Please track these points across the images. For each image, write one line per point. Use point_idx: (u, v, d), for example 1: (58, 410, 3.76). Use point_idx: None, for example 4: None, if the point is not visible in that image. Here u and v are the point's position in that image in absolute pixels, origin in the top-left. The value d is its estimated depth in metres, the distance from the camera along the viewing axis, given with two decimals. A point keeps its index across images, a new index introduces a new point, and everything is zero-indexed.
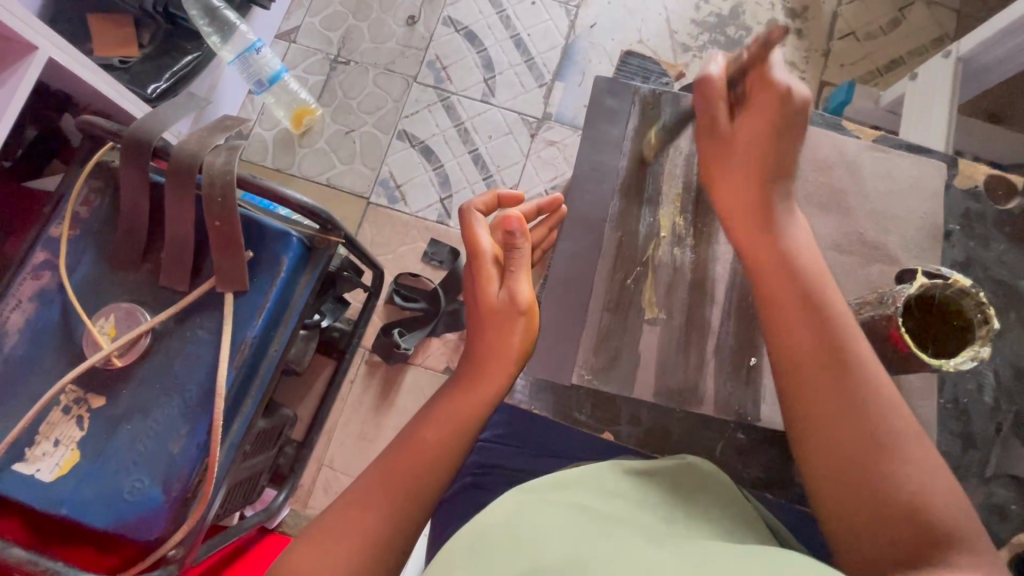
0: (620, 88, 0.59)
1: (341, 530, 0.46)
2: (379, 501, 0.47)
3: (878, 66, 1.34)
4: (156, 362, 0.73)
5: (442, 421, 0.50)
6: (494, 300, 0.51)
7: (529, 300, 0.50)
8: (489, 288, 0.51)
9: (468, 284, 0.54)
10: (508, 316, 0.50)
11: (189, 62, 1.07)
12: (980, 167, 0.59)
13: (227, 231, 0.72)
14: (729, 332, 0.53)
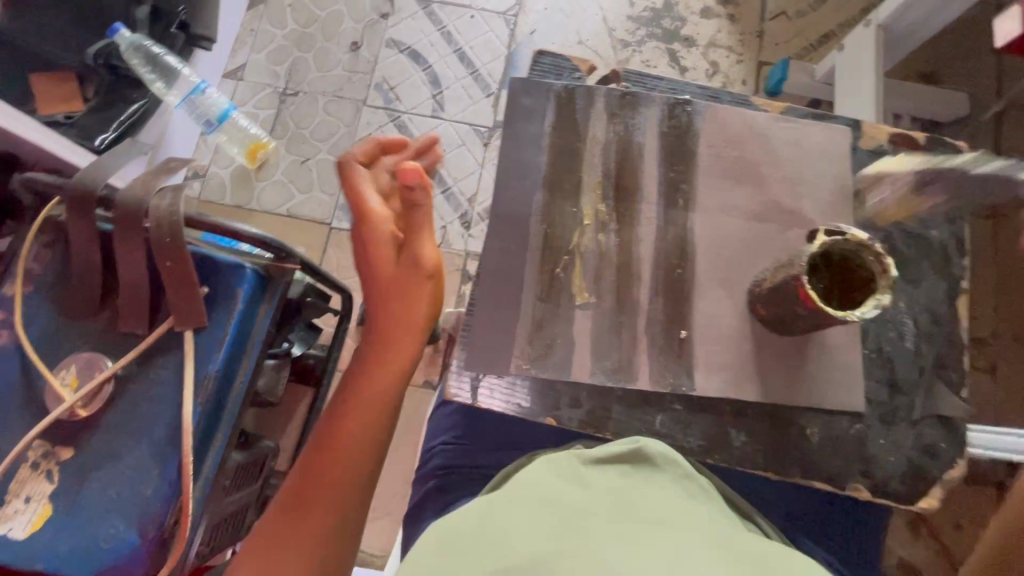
0: (534, 87, 0.62)
1: (298, 528, 0.59)
2: (323, 501, 0.60)
3: (811, 41, 1.38)
4: (120, 407, 0.73)
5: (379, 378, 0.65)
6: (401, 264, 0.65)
7: (433, 263, 0.65)
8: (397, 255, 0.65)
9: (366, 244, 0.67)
10: (418, 280, 0.65)
11: (135, 111, 1.09)
12: (883, 129, 0.63)
13: (180, 271, 0.73)
14: (659, 308, 0.55)
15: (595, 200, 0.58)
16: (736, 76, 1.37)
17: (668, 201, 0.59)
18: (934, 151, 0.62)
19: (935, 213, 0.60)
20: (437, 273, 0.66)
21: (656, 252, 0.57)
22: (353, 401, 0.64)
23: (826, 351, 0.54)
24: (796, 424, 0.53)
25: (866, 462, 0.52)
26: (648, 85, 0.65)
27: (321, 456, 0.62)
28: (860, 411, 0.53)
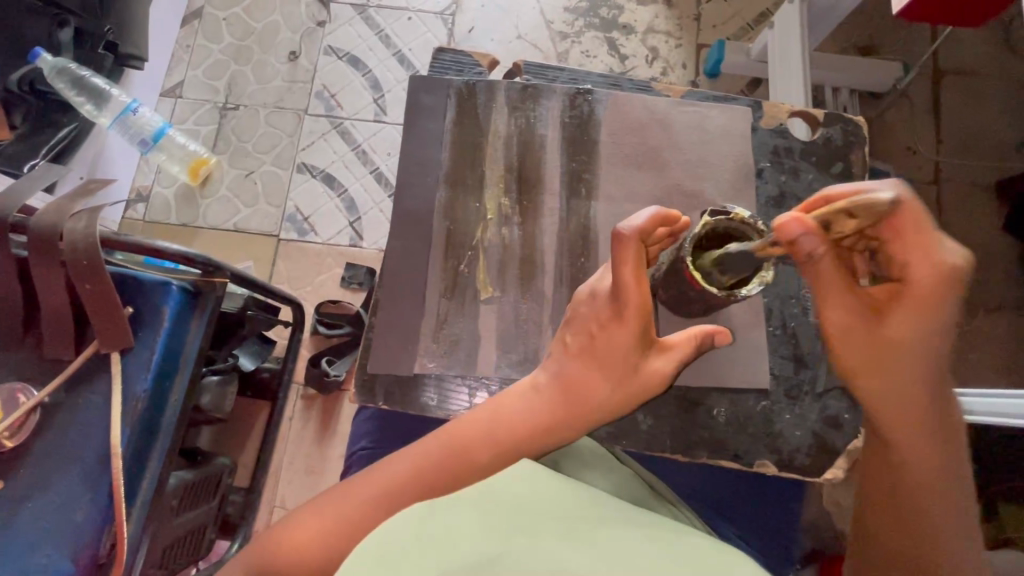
0: (433, 84, 0.61)
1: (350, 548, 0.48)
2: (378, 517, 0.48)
3: (748, 20, 1.39)
4: (49, 436, 0.73)
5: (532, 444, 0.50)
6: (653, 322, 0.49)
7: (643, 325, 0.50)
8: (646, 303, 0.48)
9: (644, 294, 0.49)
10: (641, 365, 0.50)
11: (64, 136, 1.08)
12: (784, 106, 0.62)
13: (99, 292, 0.72)
14: (564, 299, 0.56)
15: (498, 194, 0.58)
16: (676, 60, 1.37)
17: (570, 191, 0.59)
18: (831, 128, 0.62)
19: (835, 188, 0.60)
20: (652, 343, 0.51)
21: (559, 242, 0.57)
22: (468, 438, 0.50)
23: (728, 330, 0.55)
24: (703, 405, 0.54)
25: (773, 437, 0.54)
26: (548, 76, 0.65)
27: (426, 477, 0.49)
28: (766, 387, 0.54)
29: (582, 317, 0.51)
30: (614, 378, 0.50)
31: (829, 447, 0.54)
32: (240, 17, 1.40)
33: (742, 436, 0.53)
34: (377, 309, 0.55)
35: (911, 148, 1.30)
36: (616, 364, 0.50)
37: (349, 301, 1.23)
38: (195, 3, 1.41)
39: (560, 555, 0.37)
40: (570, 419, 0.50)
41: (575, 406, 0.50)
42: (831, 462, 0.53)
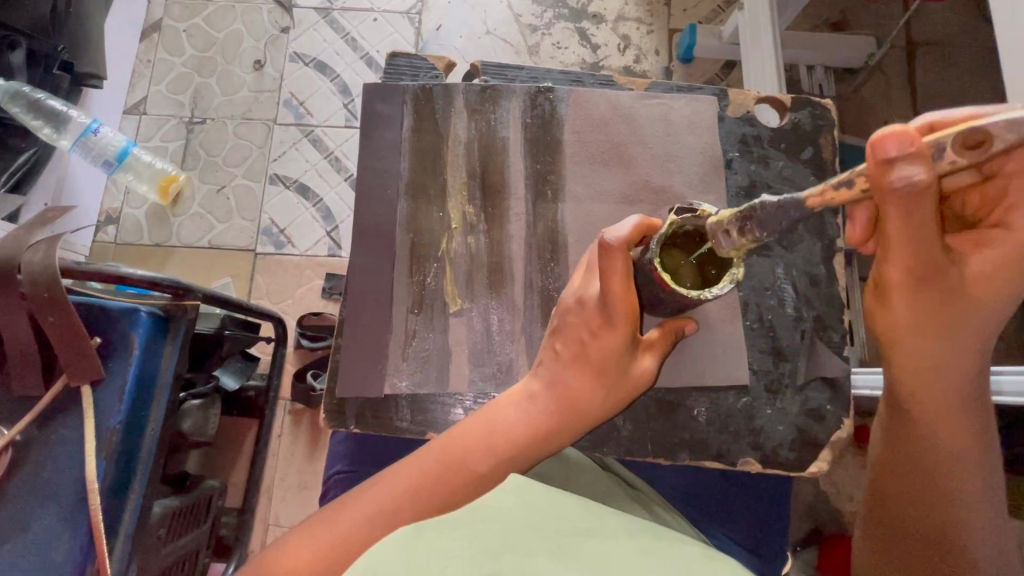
0: (388, 91, 0.59)
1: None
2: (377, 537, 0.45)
3: (718, 2, 1.38)
4: (23, 475, 0.71)
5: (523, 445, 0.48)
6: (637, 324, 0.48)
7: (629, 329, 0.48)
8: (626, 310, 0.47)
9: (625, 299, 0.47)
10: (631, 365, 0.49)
11: (24, 162, 1.05)
12: (750, 93, 0.61)
13: (63, 324, 0.70)
14: (535, 306, 0.54)
15: (461, 203, 0.57)
16: (648, 47, 1.36)
17: (537, 194, 0.57)
18: (799, 112, 0.60)
19: (806, 175, 0.59)
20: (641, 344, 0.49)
21: (527, 248, 0.55)
22: (461, 450, 0.48)
23: (703, 327, 0.54)
24: (683, 406, 0.53)
25: (755, 434, 0.53)
26: (508, 76, 0.62)
27: (421, 492, 0.47)
28: (745, 384, 0.53)
29: (572, 324, 0.49)
30: (605, 379, 0.48)
31: (811, 441, 0.53)
32: (200, 28, 1.37)
33: (724, 436, 0.52)
34: (343, 328, 0.53)
35: (888, 122, 1.29)
36: (607, 364, 0.48)
37: (331, 312, 1.21)
38: (153, 16, 1.37)
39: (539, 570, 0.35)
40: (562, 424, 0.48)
41: (567, 412, 0.48)
42: (815, 455, 0.53)
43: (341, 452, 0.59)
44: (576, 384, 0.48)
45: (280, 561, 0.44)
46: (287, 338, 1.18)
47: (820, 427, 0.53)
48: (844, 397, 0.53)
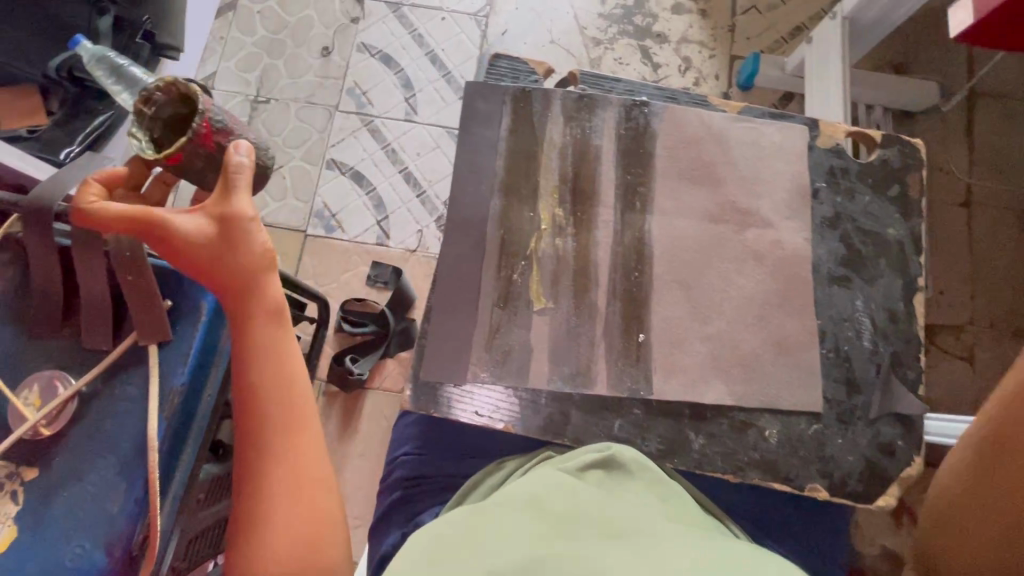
0: (490, 91, 0.61)
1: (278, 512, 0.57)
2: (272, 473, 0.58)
3: (782, 34, 1.39)
4: (86, 424, 0.73)
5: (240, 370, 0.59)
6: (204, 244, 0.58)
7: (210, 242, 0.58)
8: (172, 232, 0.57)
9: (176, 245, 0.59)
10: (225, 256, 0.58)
11: (102, 122, 1.09)
12: (840, 126, 0.62)
13: (141, 285, 0.72)
14: (616, 312, 0.56)
15: (552, 205, 0.58)
16: (709, 71, 1.37)
17: (625, 204, 0.58)
18: (888, 149, 0.61)
19: (891, 212, 0.60)
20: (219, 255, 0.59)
21: (612, 255, 0.57)
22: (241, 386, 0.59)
23: (777, 350, 0.55)
24: (755, 426, 0.54)
25: (824, 461, 0.54)
26: (605, 87, 0.65)
27: (267, 418, 0.59)
28: (819, 412, 0.54)
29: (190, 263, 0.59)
30: (237, 246, 0.58)
31: (880, 474, 0.53)
32: (274, 11, 1.40)
33: (791, 460, 0.54)
34: (433, 317, 0.55)
35: (942, 168, 1.29)
36: (225, 250, 0.57)
37: (374, 300, 1.23)
38: None
39: None
40: (243, 312, 0.59)
41: (229, 294, 0.59)
42: (884, 488, 0.53)
43: (410, 434, 0.63)
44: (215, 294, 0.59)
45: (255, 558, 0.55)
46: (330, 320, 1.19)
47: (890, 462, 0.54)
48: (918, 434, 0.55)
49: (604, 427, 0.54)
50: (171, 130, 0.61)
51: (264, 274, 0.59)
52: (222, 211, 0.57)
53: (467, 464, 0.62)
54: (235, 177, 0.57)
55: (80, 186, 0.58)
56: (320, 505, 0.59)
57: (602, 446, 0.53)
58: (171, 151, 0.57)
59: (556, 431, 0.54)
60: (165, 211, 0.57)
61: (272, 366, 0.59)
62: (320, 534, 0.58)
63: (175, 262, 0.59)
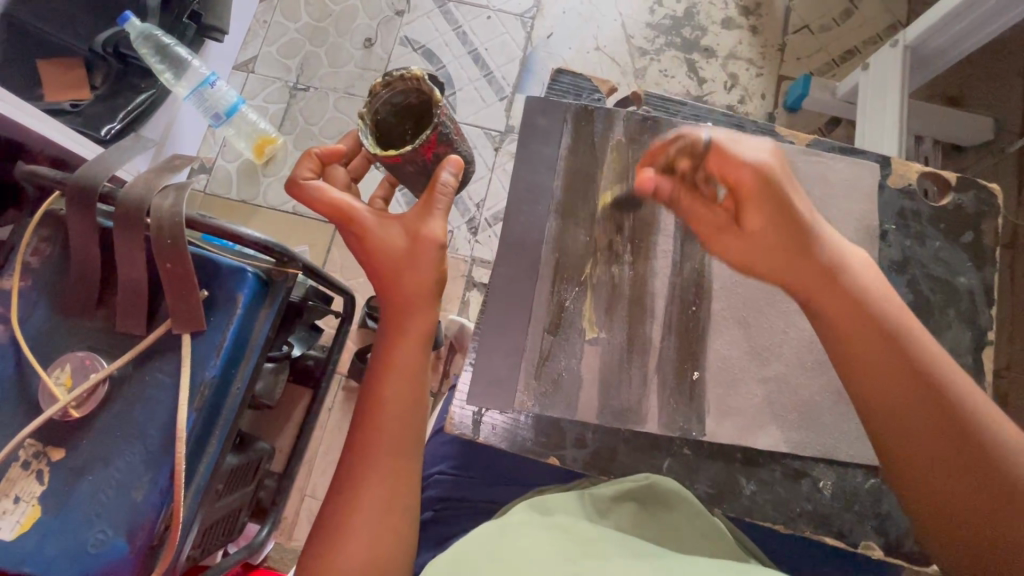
0: (552, 107, 0.66)
1: (364, 516, 0.55)
2: (378, 473, 0.57)
3: (833, 56, 1.36)
4: (115, 409, 0.72)
5: (391, 375, 0.59)
6: (393, 252, 0.59)
7: (400, 249, 0.59)
8: (361, 229, 0.59)
9: (357, 242, 0.61)
10: (408, 264, 0.59)
11: (142, 101, 1.08)
12: (913, 167, 0.67)
13: (179, 273, 0.71)
14: (671, 346, 0.59)
15: (611, 230, 0.62)
16: (755, 89, 1.34)
17: (687, 234, 0.63)
18: (964, 195, 0.66)
19: (964, 260, 0.64)
20: (400, 261, 0.59)
21: (670, 287, 0.61)
22: (381, 389, 0.59)
23: (837, 398, 0.58)
24: (809, 476, 0.57)
25: (880, 518, 0.57)
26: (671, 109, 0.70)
27: (400, 426, 0.58)
28: (876, 466, 0.57)
29: (365, 259, 0.61)
30: (415, 265, 0.59)
31: None
32: None
33: (848, 514, 0.57)
34: (484, 346, 0.58)
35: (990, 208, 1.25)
36: (407, 264, 0.59)
37: None
38: None
39: None
40: (400, 323, 0.60)
41: (392, 301, 0.60)
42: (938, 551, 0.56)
43: (450, 455, 0.69)
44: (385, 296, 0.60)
45: (330, 553, 0.54)
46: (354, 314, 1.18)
47: None
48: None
49: (651, 464, 0.58)
50: (401, 118, 0.61)
51: (430, 297, 0.60)
52: (419, 228, 0.59)
53: (505, 489, 0.66)
54: (439, 201, 0.59)
55: (303, 157, 0.62)
56: (399, 540, 0.56)
57: (642, 476, 0.56)
58: (391, 153, 0.57)
59: (601, 464, 0.58)
60: (365, 211, 0.60)
61: (413, 381, 0.59)
62: (386, 568, 0.55)
63: (359, 257, 0.61)
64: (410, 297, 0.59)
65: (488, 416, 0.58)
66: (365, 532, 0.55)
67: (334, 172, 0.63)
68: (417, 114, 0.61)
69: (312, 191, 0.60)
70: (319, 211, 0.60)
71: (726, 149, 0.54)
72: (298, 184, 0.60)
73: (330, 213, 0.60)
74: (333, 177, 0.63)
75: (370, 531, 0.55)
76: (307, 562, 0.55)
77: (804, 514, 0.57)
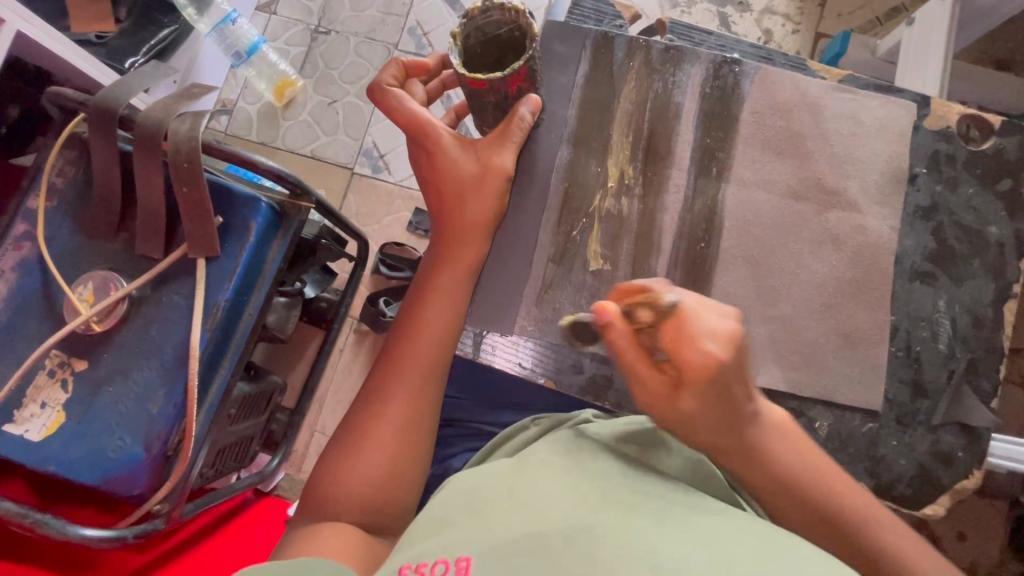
0: (571, 35, 0.67)
1: (384, 427, 0.57)
2: (407, 386, 0.58)
3: (877, 14, 1.28)
4: (134, 326, 0.76)
5: (436, 295, 0.59)
6: (455, 174, 0.59)
7: (469, 173, 0.59)
8: (428, 144, 0.60)
9: (423, 160, 0.61)
10: (470, 189, 0.59)
11: (165, 36, 1.09)
12: (953, 107, 0.67)
13: (195, 198, 0.72)
14: (676, 281, 0.63)
15: (623, 162, 0.65)
16: (790, 47, 1.28)
17: (701, 169, 0.65)
18: (1005, 139, 0.66)
19: (996, 208, 0.65)
20: (462, 185, 0.59)
21: (678, 223, 0.64)
22: (424, 308, 0.59)
23: (842, 341, 0.62)
24: (806, 416, 0.62)
25: (874, 461, 0.62)
26: (694, 39, 0.74)
27: (438, 349, 0.59)
28: (876, 410, 0.62)
29: (428, 174, 0.61)
30: (479, 194, 0.59)
31: (934, 482, 0.62)
32: None
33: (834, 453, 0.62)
34: (489, 276, 0.63)
35: None
36: (471, 191, 0.59)
37: (413, 245, 1.22)
38: None
39: (649, 538, 0.41)
40: (450, 246, 0.60)
41: (445, 221, 0.60)
42: (935, 494, 0.62)
43: (452, 379, 0.74)
44: (440, 217, 0.61)
45: (344, 461, 0.56)
46: (368, 261, 1.19)
47: (946, 471, 0.62)
48: (978, 446, 0.62)
49: None
50: (487, 47, 0.55)
51: (486, 228, 0.60)
52: (490, 158, 0.60)
53: (502, 414, 0.73)
54: (513, 134, 0.60)
55: (390, 64, 0.63)
56: (415, 456, 0.58)
57: (643, 418, 0.58)
58: (479, 77, 0.52)
59: (599, 392, 0.63)
60: (444, 131, 0.60)
61: (459, 309, 0.59)
62: (398, 479, 0.57)
63: (425, 174, 0.62)
64: (465, 222, 0.59)
65: (488, 338, 0.64)
66: (381, 444, 0.56)
67: (414, 87, 0.64)
68: (503, 48, 0.56)
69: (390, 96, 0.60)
70: (398, 120, 0.61)
71: (688, 323, 0.46)
72: (378, 86, 0.61)
73: (402, 122, 0.61)
74: (412, 93, 0.64)
75: (385, 444, 0.56)
76: (319, 466, 0.58)
77: None
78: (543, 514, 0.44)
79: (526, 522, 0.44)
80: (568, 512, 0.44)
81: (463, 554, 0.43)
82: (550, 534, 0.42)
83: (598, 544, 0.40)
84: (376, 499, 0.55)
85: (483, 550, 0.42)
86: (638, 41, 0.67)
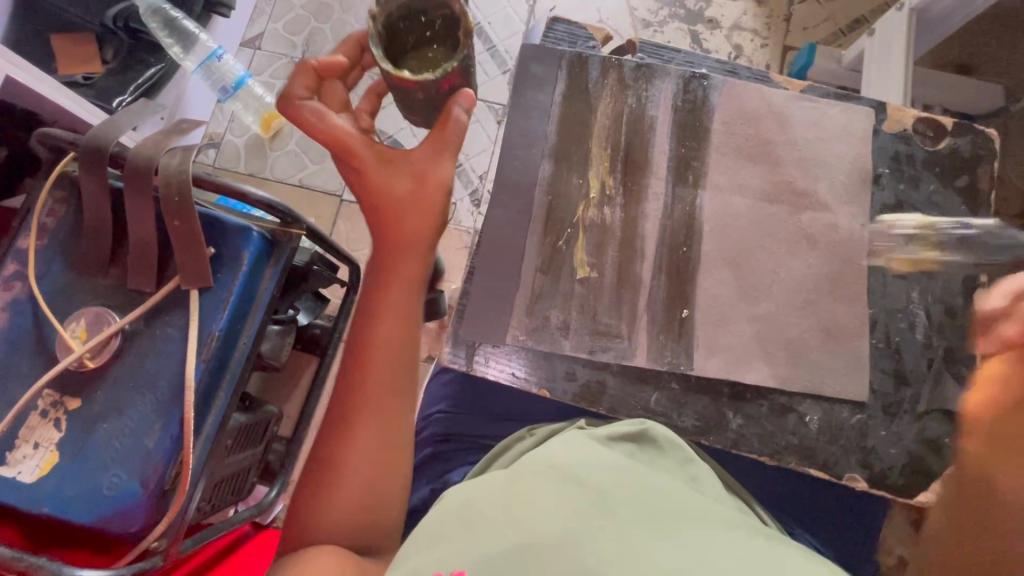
0: (548, 57, 0.69)
1: (352, 453, 0.59)
2: (366, 411, 0.59)
3: (840, 26, 1.34)
4: (128, 361, 0.75)
5: (382, 317, 0.60)
6: (390, 193, 0.59)
7: (403, 189, 0.59)
8: (358, 167, 0.59)
9: (351, 178, 0.60)
10: (410, 207, 0.59)
11: (152, 75, 1.11)
12: (908, 113, 0.70)
13: (186, 231, 0.73)
14: (661, 285, 0.65)
15: (604, 173, 0.67)
16: (759, 60, 1.33)
17: (677, 176, 0.67)
18: (959, 138, 0.70)
19: (955, 202, 0.69)
20: (398, 202, 0.59)
21: (660, 229, 0.66)
22: (374, 332, 0.60)
23: (826, 337, 0.64)
24: (795, 411, 0.63)
25: (866, 452, 0.63)
26: (664, 57, 0.77)
27: (393, 366, 0.60)
28: (864, 401, 0.64)
29: (366, 193, 0.60)
30: (416, 208, 0.59)
31: (926, 469, 0.63)
32: None
33: (825, 447, 0.63)
34: (477, 288, 0.64)
35: None
36: (409, 207, 0.59)
37: None
38: None
39: (644, 548, 0.41)
40: (390, 265, 0.61)
41: (384, 242, 0.61)
42: (926, 483, 0.63)
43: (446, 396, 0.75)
44: (380, 238, 0.61)
45: (324, 494, 0.58)
46: None
47: (935, 457, 0.63)
48: (963, 431, 0.64)
49: (642, 399, 0.63)
50: (412, 22, 0.58)
51: (427, 240, 0.61)
52: (426, 170, 0.59)
53: (499, 426, 0.73)
54: (448, 140, 0.59)
55: (299, 69, 0.58)
56: (387, 470, 0.60)
57: (639, 422, 0.59)
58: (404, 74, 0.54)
59: (591, 398, 0.63)
60: (365, 149, 0.59)
61: (406, 325, 0.61)
62: (382, 496, 0.59)
63: (356, 191, 0.61)
64: (409, 241, 0.60)
65: (483, 352, 0.64)
66: (355, 471, 0.58)
67: (331, 91, 0.60)
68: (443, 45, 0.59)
69: (313, 119, 0.58)
70: (317, 137, 0.59)
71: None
72: (287, 101, 0.58)
73: (327, 140, 0.59)
74: (330, 94, 0.60)
75: (360, 471, 0.58)
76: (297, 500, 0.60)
77: (784, 448, 0.63)
78: (533, 525, 0.44)
79: (522, 535, 0.44)
80: (565, 523, 0.44)
81: (454, 569, 0.43)
82: (543, 545, 0.42)
83: (595, 555, 0.40)
84: (366, 522, 0.59)
85: (473, 564, 0.42)
86: (612, 59, 0.70)
